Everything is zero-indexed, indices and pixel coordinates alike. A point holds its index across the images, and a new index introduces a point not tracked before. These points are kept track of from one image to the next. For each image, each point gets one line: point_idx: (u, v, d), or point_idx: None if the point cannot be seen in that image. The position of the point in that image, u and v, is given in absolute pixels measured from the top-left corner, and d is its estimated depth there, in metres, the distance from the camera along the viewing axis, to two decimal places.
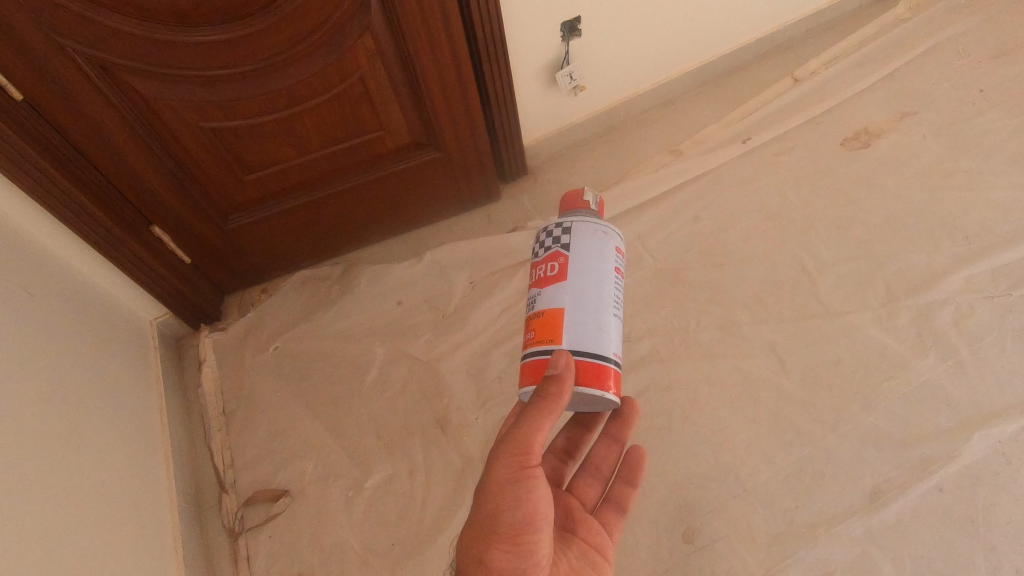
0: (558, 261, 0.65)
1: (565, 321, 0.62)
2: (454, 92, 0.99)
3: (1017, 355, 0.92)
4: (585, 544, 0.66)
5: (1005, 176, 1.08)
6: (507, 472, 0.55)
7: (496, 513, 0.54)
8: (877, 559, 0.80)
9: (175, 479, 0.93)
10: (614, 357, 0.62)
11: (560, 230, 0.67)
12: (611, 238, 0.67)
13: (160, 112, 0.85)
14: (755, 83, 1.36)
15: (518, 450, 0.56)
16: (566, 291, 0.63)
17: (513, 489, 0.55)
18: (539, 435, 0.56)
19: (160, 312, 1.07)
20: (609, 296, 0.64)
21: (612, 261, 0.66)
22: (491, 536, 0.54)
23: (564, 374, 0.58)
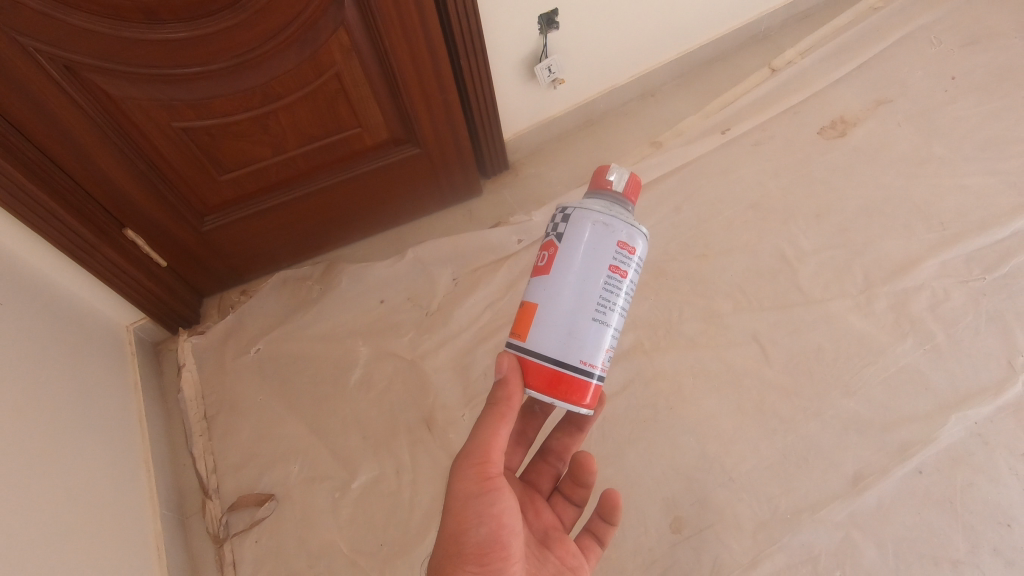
0: (548, 251, 0.62)
1: (532, 318, 0.60)
2: (432, 87, 0.98)
3: (991, 338, 0.94)
4: (559, 564, 0.64)
5: (977, 163, 1.10)
6: (467, 488, 0.55)
7: (459, 533, 0.54)
8: (859, 542, 0.82)
9: (157, 487, 0.91)
10: (579, 367, 0.58)
11: (559, 216, 0.63)
12: (615, 231, 0.60)
13: (130, 112, 0.83)
14: (732, 73, 1.37)
15: (475, 463, 0.56)
16: (544, 284, 0.61)
17: (474, 504, 0.54)
18: (493, 443, 0.57)
19: (137, 316, 1.04)
20: (590, 299, 0.59)
21: (608, 257, 0.60)
22: (458, 557, 0.53)
23: (508, 376, 0.59)
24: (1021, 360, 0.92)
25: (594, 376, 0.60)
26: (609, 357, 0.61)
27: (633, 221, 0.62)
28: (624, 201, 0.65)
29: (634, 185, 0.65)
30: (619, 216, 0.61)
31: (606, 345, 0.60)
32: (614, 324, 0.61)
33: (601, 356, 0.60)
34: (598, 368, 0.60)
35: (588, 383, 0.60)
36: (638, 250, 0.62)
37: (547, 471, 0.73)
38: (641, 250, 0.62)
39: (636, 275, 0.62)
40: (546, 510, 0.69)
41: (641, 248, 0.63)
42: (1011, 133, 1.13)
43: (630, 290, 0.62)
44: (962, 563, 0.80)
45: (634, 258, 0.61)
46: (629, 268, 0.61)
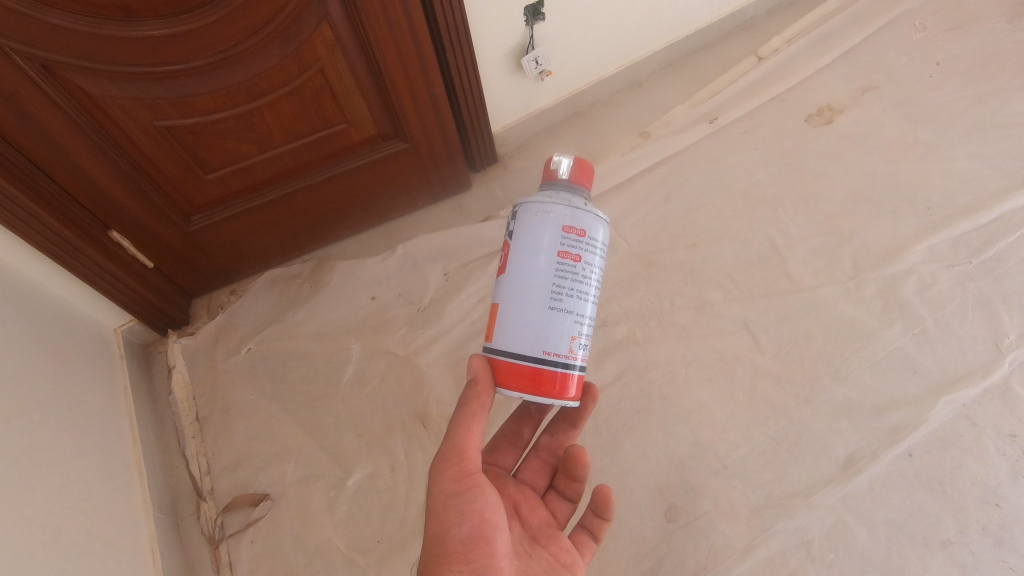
0: (502, 251, 0.63)
1: (494, 319, 0.61)
2: (418, 81, 0.98)
3: (978, 321, 0.95)
4: (553, 560, 0.63)
5: (962, 147, 1.11)
6: (446, 487, 0.55)
7: (442, 533, 0.53)
8: (852, 525, 0.83)
9: (150, 490, 0.90)
10: (541, 358, 0.58)
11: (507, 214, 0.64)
12: (557, 217, 0.59)
13: (111, 112, 0.82)
14: (719, 62, 1.37)
15: (451, 463, 0.56)
16: (501, 284, 0.62)
17: (454, 503, 0.54)
18: (467, 441, 0.56)
19: (125, 319, 1.03)
20: (542, 289, 0.59)
21: (554, 244, 0.59)
22: (442, 556, 0.53)
23: (480, 376, 0.59)
24: (1007, 341, 0.93)
25: (563, 366, 0.59)
26: (577, 344, 0.60)
27: (578, 203, 0.61)
28: (571, 185, 0.63)
29: (580, 166, 0.63)
30: (559, 202, 0.60)
31: (570, 332, 0.59)
32: (575, 311, 0.59)
33: (567, 345, 0.59)
34: (566, 357, 0.59)
35: (559, 375, 0.59)
36: (587, 231, 0.60)
37: (542, 470, 0.74)
38: (591, 230, 0.60)
39: (594, 256, 0.60)
40: (539, 507, 0.69)
41: (593, 229, 0.61)
42: (995, 117, 1.14)
43: (591, 272, 0.61)
44: (952, 543, 0.81)
45: (585, 240, 0.60)
46: (581, 251, 0.59)
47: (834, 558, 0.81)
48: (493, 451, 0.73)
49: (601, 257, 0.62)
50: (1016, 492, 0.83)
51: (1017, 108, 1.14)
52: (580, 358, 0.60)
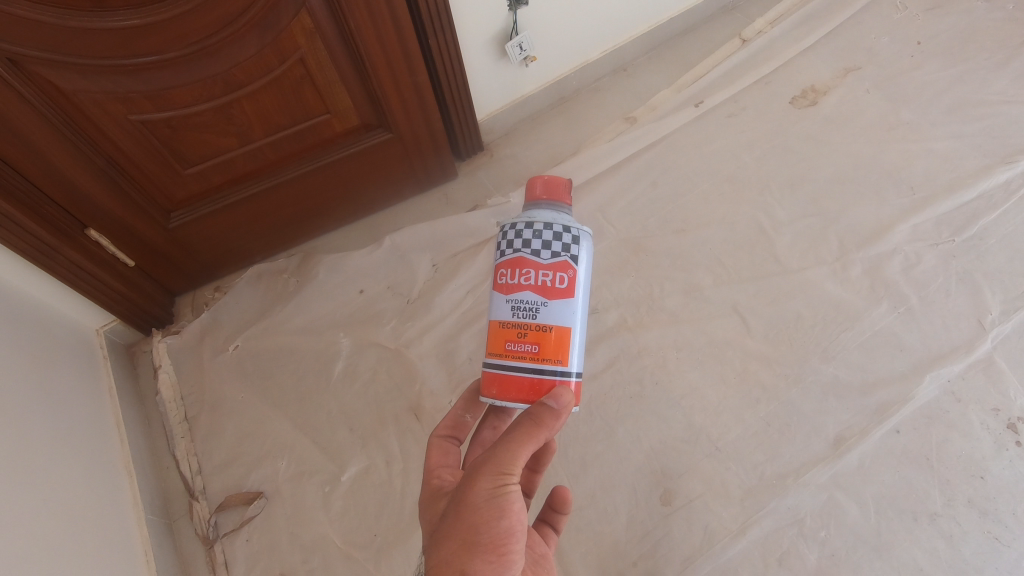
0: (569, 274, 0.60)
1: (571, 345, 0.59)
2: (401, 69, 0.96)
3: (961, 298, 0.96)
4: (534, 552, 0.62)
5: (944, 126, 1.12)
6: (493, 485, 0.51)
7: (478, 526, 0.49)
8: (842, 503, 0.84)
9: (140, 492, 0.89)
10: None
11: (569, 236, 0.61)
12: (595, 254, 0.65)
13: (84, 107, 0.79)
14: (703, 45, 1.36)
15: (505, 463, 0.51)
16: (574, 308, 0.60)
17: (498, 500, 0.50)
18: (525, 451, 0.52)
19: (107, 319, 1.01)
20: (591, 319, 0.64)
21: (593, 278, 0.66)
22: (473, 547, 0.49)
23: (564, 410, 0.55)
24: (989, 317, 0.95)
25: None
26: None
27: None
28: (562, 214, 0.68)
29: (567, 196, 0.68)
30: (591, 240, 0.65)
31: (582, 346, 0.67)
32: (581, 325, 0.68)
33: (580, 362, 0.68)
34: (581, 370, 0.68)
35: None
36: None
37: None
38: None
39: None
40: None
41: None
42: (975, 96, 1.15)
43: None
44: (939, 516, 0.82)
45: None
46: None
47: (826, 535, 0.83)
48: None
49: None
50: (1000, 464, 0.84)
51: (996, 87, 1.15)
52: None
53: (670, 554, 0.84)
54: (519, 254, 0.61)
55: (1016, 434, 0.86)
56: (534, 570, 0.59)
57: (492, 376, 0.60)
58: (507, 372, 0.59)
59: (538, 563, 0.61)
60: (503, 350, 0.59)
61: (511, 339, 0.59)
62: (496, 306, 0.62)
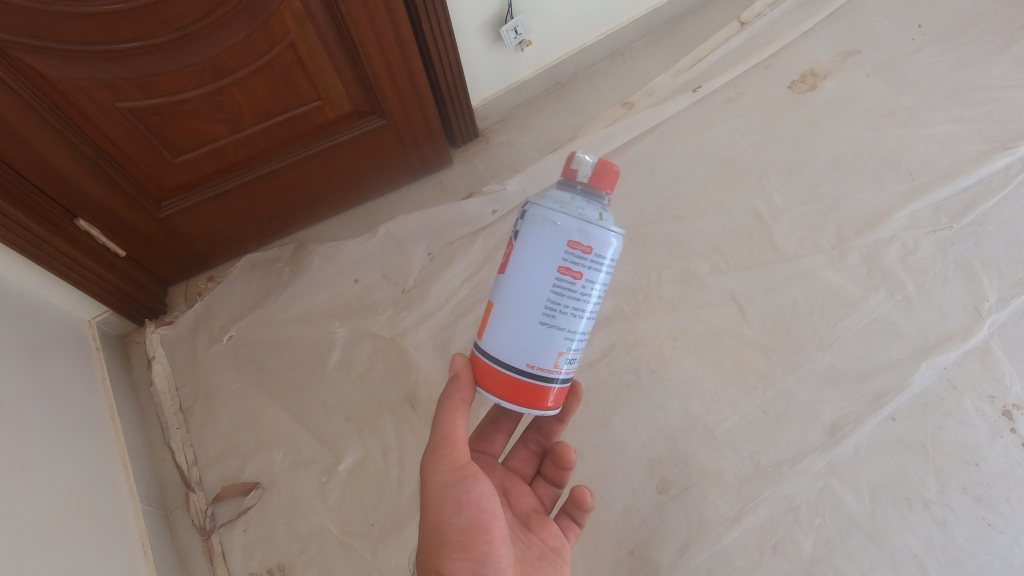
0: (508, 251, 0.60)
1: (487, 321, 0.60)
2: (395, 54, 0.94)
3: (958, 286, 0.96)
4: (544, 545, 0.63)
5: (944, 111, 1.11)
6: (440, 480, 0.56)
7: (440, 524, 0.55)
8: (838, 490, 0.85)
9: (136, 483, 0.89)
10: (522, 371, 0.57)
11: (520, 214, 0.60)
12: (561, 230, 0.55)
13: (69, 94, 0.78)
14: (701, 29, 1.34)
15: (442, 457, 0.57)
16: (501, 287, 0.59)
17: (451, 495, 0.55)
18: (454, 436, 0.58)
19: (99, 310, 1.00)
20: (532, 304, 0.57)
21: (556, 258, 0.56)
22: (441, 548, 0.54)
23: (460, 373, 0.61)
24: (986, 305, 0.94)
25: (538, 379, 0.58)
26: (565, 360, 0.58)
27: (596, 219, 0.56)
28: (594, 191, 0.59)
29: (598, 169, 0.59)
30: (562, 213, 0.56)
31: (559, 348, 0.57)
32: (569, 326, 0.57)
33: (551, 361, 0.58)
34: (546, 372, 0.58)
35: (536, 386, 0.58)
36: (595, 249, 0.56)
37: (526, 459, 0.74)
38: (604, 248, 0.56)
39: (595, 274, 0.57)
40: (528, 493, 0.70)
41: (611, 245, 0.57)
42: (975, 80, 1.14)
43: (590, 289, 0.57)
44: (933, 503, 0.83)
45: (588, 259, 0.56)
46: (584, 269, 0.56)
47: (821, 522, 0.83)
48: (480, 438, 0.71)
49: (606, 275, 0.58)
50: (995, 451, 0.85)
51: (997, 71, 1.14)
52: (563, 374, 0.59)
53: (667, 542, 0.84)
54: None
55: (1011, 421, 0.87)
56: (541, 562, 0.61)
57: None
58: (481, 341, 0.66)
59: (546, 557, 0.62)
60: None
61: None
62: None
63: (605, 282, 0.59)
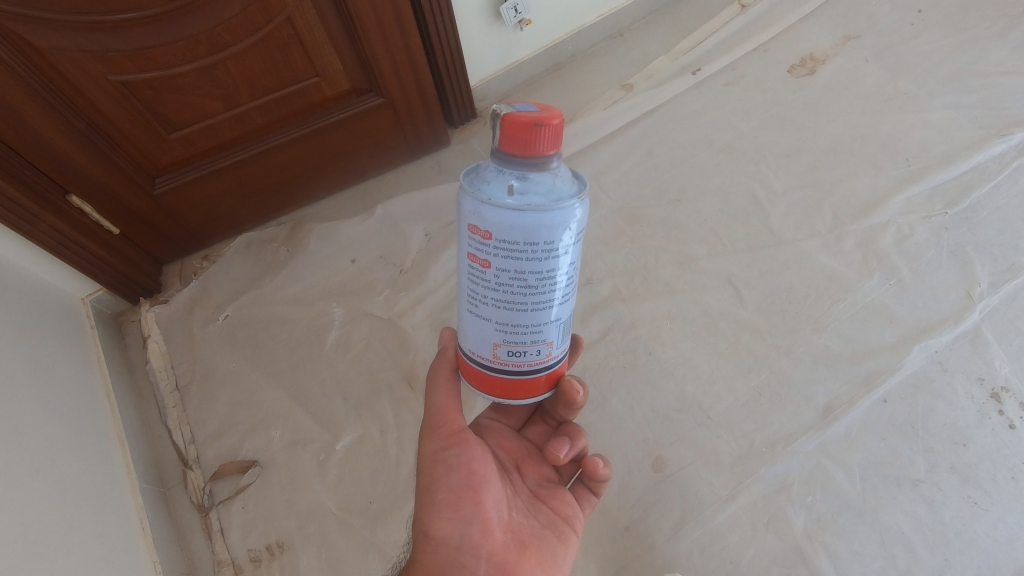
0: None
1: None
2: (393, 30, 0.94)
3: (951, 271, 0.97)
4: (552, 514, 0.65)
5: (941, 97, 1.11)
6: (434, 445, 0.60)
7: (432, 484, 0.58)
8: (829, 469, 0.86)
9: (134, 461, 0.89)
10: (467, 355, 0.57)
11: None
12: (462, 213, 0.48)
13: (62, 67, 0.77)
14: (701, 11, 1.33)
15: (436, 423, 0.61)
16: None
17: (443, 457, 0.59)
18: (447, 403, 0.62)
19: (93, 288, 0.99)
20: (462, 290, 0.54)
21: (466, 243, 0.50)
22: (432, 506, 0.57)
23: (448, 345, 0.64)
24: (978, 289, 0.95)
25: (483, 368, 0.56)
26: (504, 351, 0.54)
27: (494, 198, 0.45)
28: (519, 156, 0.45)
29: (511, 128, 0.44)
30: (465, 192, 0.48)
31: (490, 337, 0.54)
32: (491, 316, 0.52)
33: (488, 350, 0.55)
34: (485, 360, 0.56)
35: (487, 377, 0.57)
36: (495, 234, 0.47)
37: (547, 432, 0.71)
38: (507, 233, 0.46)
39: (505, 261, 0.48)
40: (545, 466, 0.70)
41: (517, 229, 0.45)
42: (974, 66, 1.14)
43: (505, 279, 0.49)
44: (922, 482, 0.84)
45: (492, 245, 0.48)
46: (490, 256, 0.48)
47: (813, 500, 0.84)
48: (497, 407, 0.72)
49: (528, 263, 0.48)
50: (982, 432, 0.86)
51: (995, 57, 1.14)
52: (509, 365, 0.55)
53: (662, 520, 0.85)
54: None
55: (999, 403, 0.88)
56: (545, 529, 0.63)
57: None
58: None
59: (551, 527, 0.64)
60: None
61: None
62: None
63: (532, 269, 0.48)
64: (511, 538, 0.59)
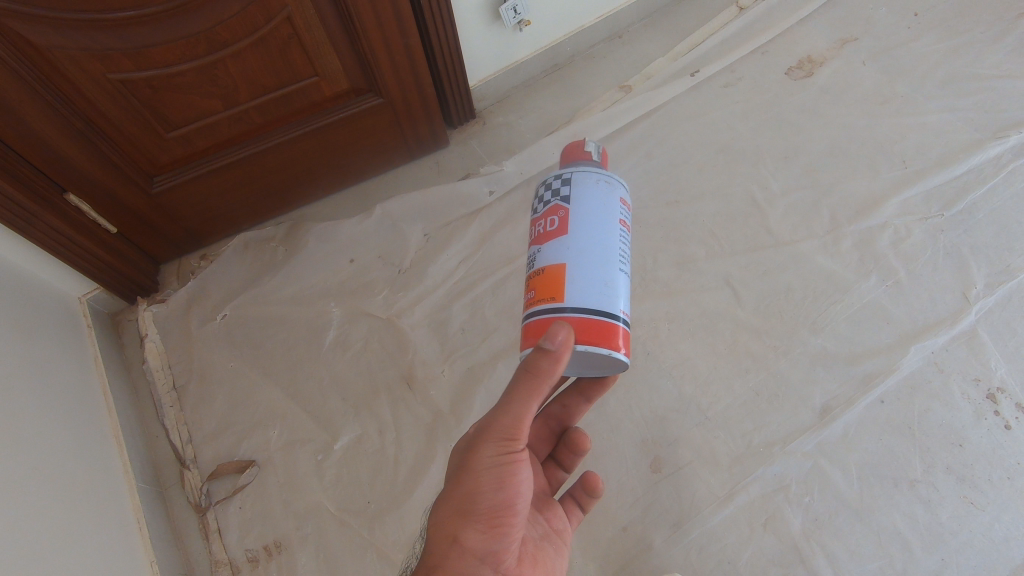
0: (558, 215, 0.67)
1: (562, 278, 0.62)
2: (393, 31, 0.93)
3: (947, 273, 0.98)
4: (548, 527, 0.66)
5: (938, 100, 1.12)
6: (492, 454, 0.55)
7: (476, 493, 0.54)
8: (827, 469, 0.86)
9: (131, 461, 0.88)
10: (614, 313, 0.61)
11: (558, 186, 0.69)
12: (614, 189, 0.68)
13: (61, 65, 0.76)
14: (700, 12, 1.34)
15: (504, 433, 0.55)
16: (568, 244, 0.64)
17: (497, 470, 0.54)
18: (524, 416, 0.55)
19: (90, 287, 0.98)
20: (605, 251, 0.64)
21: (614, 212, 0.67)
22: (468, 515, 0.53)
23: (561, 351, 0.56)
24: (974, 291, 0.96)
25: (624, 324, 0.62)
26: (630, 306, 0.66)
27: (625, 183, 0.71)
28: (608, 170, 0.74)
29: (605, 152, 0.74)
30: (610, 177, 0.69)
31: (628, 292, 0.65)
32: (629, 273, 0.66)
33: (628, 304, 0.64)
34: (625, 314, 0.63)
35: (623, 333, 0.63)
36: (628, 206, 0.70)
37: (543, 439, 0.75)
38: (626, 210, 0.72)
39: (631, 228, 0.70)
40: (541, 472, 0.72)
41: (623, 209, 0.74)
42: (970, 69, 1.14)
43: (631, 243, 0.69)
44: (918, 482, 0.85)
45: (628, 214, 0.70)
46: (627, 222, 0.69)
47: (810, 500, 0.85)
48: None
49: None
50: (978, 433, 0.87)
51: (991, 61, 1.15)
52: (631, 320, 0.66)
53: (660, 520, 0.86)
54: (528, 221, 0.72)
55: (995, 404, 0.89)
56: (546, 542, 0.63)
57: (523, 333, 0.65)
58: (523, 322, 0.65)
59: (548, 539, 0.64)
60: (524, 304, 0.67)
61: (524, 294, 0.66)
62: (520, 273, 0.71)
63: None
64: (525, 553, 0.58)
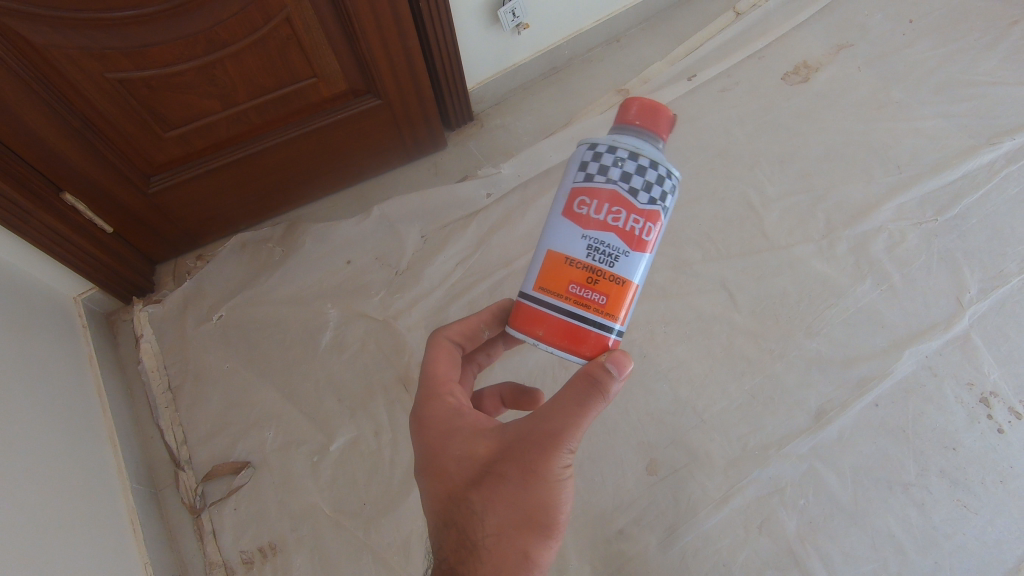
0: (656, 224, 0.55)
1: (628, 300, 0.55)
2: (392, 34, 0.93)
3: (941, 277, 0.98)
4: None
5: (932, 106, 1.13)
6: (561, 468, 0.52)
7: (547, 508, 0.52)
8: (821, 472, 0.87)
9: (125, 462, 0.88)
10: None
11: (668, 184, 0.56)
12: None
13: (59, 65, 0.76)
14: (697, 17, 1.34)
15: (572, 445, 0.52)
16: (647, 264, 0.56)
17: (563, 482, 0.53)
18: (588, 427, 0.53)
19: (85, 287, 0.98)
20: None
21: None
22: (539, 527, 0.52)
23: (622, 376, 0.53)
24: (968, 295, 0.97)
25: None
26: None
27: None
28: None
29: None
30: None
31: None
32: None
33: None
34: None
35: None
36: None
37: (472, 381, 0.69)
38: None
39: None
40: None
41: None
42: (964, 76, 1.16)
43: None
44: (912, 485, 0.85)
45: None
46: None
47: (805, 503, 0.85)
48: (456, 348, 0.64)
49: None
50: (972, 436, 0.87)
51: (985, 68, 1.16)
52: None
53: (655, 522, 0.86)
54: (615, 188, 0.54)
55: (988, 407, 0.89)
56: None
57: (541, 316, 0.55)
58: (562, 316, 0.54)
59: None
60: (563, 291, 0.54)
61: (577, 282, 0.54)
62: (567, 237, 0.55)
63: None
64: None
